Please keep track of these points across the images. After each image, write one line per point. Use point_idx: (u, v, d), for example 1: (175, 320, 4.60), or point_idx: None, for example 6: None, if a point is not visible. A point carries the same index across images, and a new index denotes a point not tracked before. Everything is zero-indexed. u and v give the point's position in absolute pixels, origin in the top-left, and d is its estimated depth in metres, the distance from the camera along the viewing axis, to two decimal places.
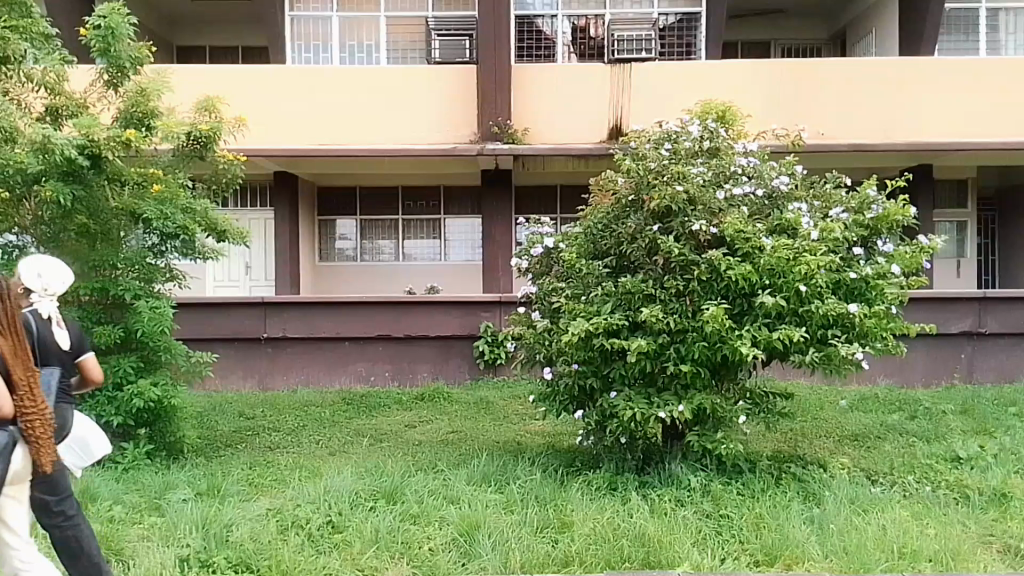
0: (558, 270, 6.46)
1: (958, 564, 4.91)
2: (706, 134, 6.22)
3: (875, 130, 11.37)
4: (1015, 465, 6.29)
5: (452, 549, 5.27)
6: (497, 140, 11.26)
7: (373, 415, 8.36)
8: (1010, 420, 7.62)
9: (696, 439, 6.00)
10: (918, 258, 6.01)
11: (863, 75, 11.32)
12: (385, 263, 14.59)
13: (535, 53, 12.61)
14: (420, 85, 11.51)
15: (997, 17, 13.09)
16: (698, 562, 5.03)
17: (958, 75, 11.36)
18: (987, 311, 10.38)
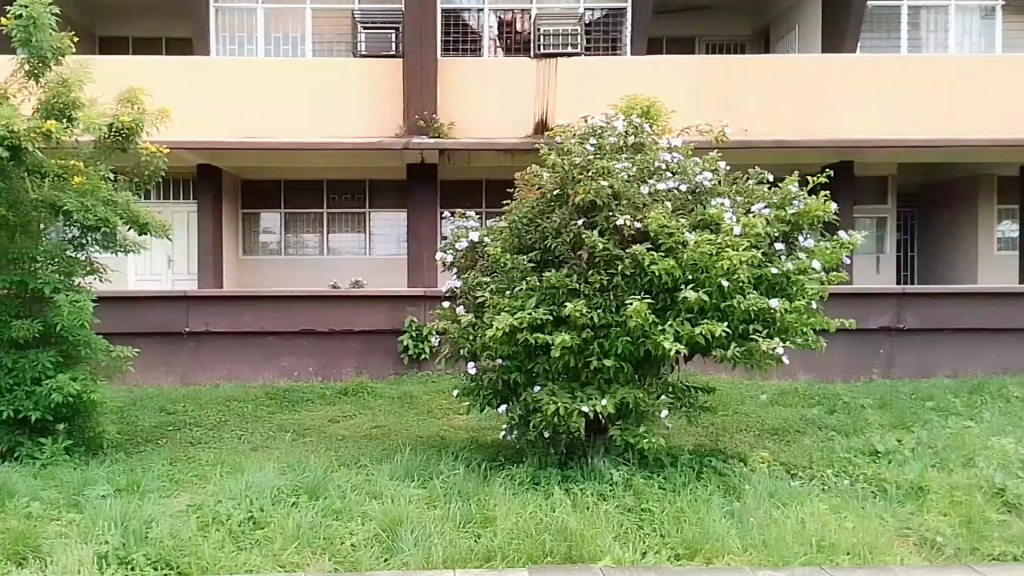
0: (484, 264, 6.41)
1: (875, 557, 4.96)
2: (631, 130, 6.20)
3: (805, 127, 11.45)
4: (932, 459, 6.34)
5: (374, 544, 5.22)
6: (422, 135, 11.17)
7: (295, 411, 8.28)
8: (927, 414, 7.73)
9: (618, 433, 5.98)
10: (838, 254, 5.93)
11: (796, 72, 11.41)
12: (309, 258, 14.51)
13: (461, 47, 12.56)
14: (355, 78, 11.44)
15: (918, 16, 13.22)
16: (619, 556, 5.05)
17: (892, 73, 11.46)
18: (906, 306, 10.49)
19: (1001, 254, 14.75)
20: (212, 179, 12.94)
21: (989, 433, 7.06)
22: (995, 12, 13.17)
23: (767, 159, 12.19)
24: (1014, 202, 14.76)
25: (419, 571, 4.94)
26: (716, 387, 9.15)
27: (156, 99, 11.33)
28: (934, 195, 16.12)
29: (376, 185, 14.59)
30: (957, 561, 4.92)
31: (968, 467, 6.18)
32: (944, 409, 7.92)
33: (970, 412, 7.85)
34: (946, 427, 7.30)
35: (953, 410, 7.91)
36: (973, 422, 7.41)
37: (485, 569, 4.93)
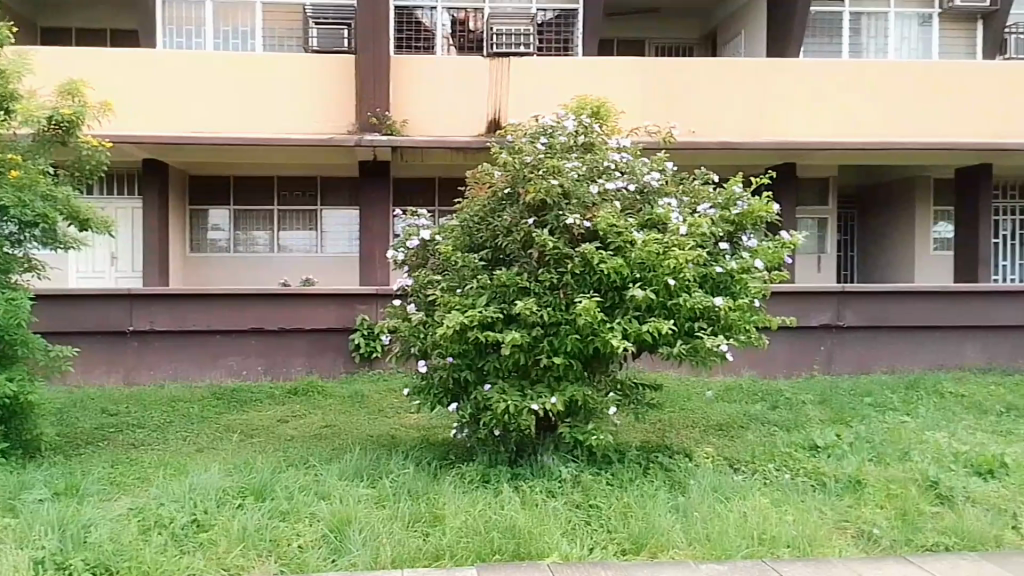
0: (435, 262, 6.40)
1: (815, 549, 5.08)
2: (581, 129, 6.26)
3: (753, 129, 11.71)
4: (869, 454, 6.54)
5: (322, 545, 5.16)
6: (374, 132, 11.06)
7: (243, 411, 8.17)
8: (865, 409, 7.98)
9: (567, 431, 6.04)
10: (780, 254, 6.08)
11: (745, 75, 11.69)
12: (259, 255, 14.31)
13: (414, 44, 12.52)
14: (305, 74, 11.32)
15: (859, 21, 13.61)
16: (566, 552, 5.09)
17: (841, 79, 11.81)
18: (845, 303, 10.79)
19: (937, 253, 15.24)
20: (159, 173, 12.69)
21: (924, 428, 7.32)
22: (932, 19, 13.63)
23: (719, 160, 12.42)
24: (949, 203, 15.24)
25: (367, 572, 4.90)
26: (663, 385, 9.28)
27: (98, 91, 11.07)
28: (873, 197, 16.62)
29: (330, 182, 14.48)
30: (893, 552, 5.06)
31: (903, 461, 6.39)
32: (881, 405, 8.18)
33: (906, 407, 8.13)
34: (883, 422, 7.55)
35: (889, 405, 8.19)
36: (908, 417, 7.67)
37: (434, 568, 4.92)
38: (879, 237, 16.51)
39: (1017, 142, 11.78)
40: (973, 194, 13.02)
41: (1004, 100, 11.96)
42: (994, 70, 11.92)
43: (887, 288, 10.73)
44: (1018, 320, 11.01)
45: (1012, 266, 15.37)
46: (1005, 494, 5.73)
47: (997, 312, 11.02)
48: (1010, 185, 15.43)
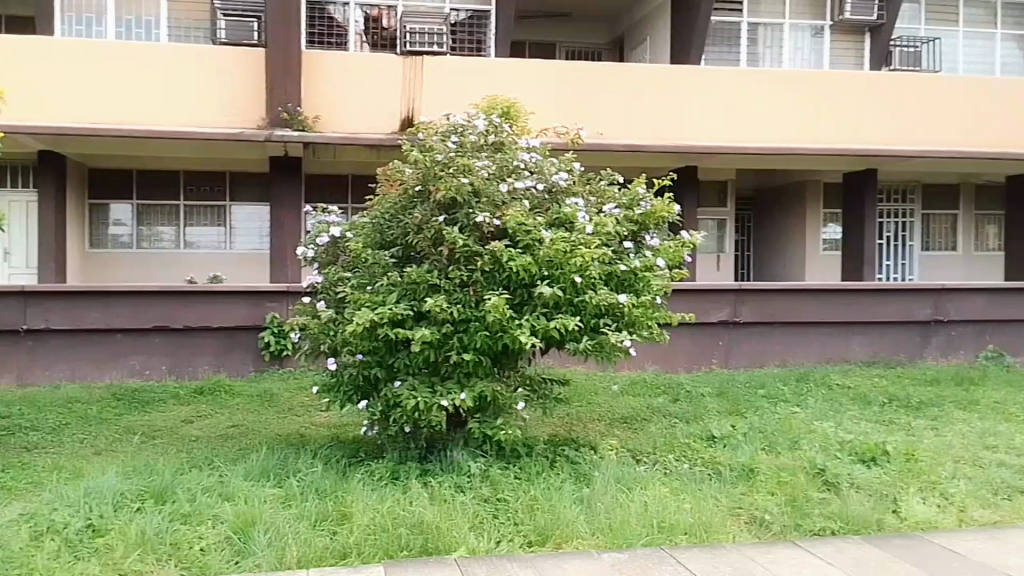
0: (346, 260, 6.37)
1: (710, 536, 5.31)
2: (491, 129, 6.35)
3: (671, 133, 12.15)
4: (762, 443, 6.88)
5: (225, 548, 5.04)
6: (285, 127, 10.90)
7: (147, 412, 7.98)
8: (758, 401, 8.43)
9: (477, 426, 6.11)
10: (680, 252, 6.33)
11: (659, 82, 12.09)
12: (164, 252, 13.93)
13: (326, 40, 12.46)
14: (211, 66, 11.05)
15: (756, 32, 14.24)
16: (473, 546, 5.16)
17: (758, 87, 12.36)
18: (742, 301, 11.26)
19: (827, 253, 16.05)
20: (53, 164, 12.11)
21: (813, 418, 7.79)
22: (824, 32, 14.38)
23: (638, 162, 12.83)
24: (836, 207, 16.12)
25: (271, 573, 4.82)
26: (571, 380, 9.50)
27: None
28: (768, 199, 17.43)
29: (240, 177, 14.19)
30: (782, 537, 5.33)
31: (793, 450, 6.75)
32: (774, 396, 8.64)
33: (796, 398, 8.64)
34: (776, 414, 7.97)
35: (780, 397, 8.66)
36: (797, 407, 8.16)
37: (339, 567, 4.89)
38: (774, 235, 17.21)
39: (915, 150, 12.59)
40: (858, 195, 13.81)
41: (903, 111, 12.74)
42: (895, 81, 12.68)
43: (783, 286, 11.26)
44: (904, 315, 11.72)
45: (895, 264, 16.32)
46: (887, 479, 6.09)
47: (886, 307, 11.70)
48: (894, 191, 16.45)
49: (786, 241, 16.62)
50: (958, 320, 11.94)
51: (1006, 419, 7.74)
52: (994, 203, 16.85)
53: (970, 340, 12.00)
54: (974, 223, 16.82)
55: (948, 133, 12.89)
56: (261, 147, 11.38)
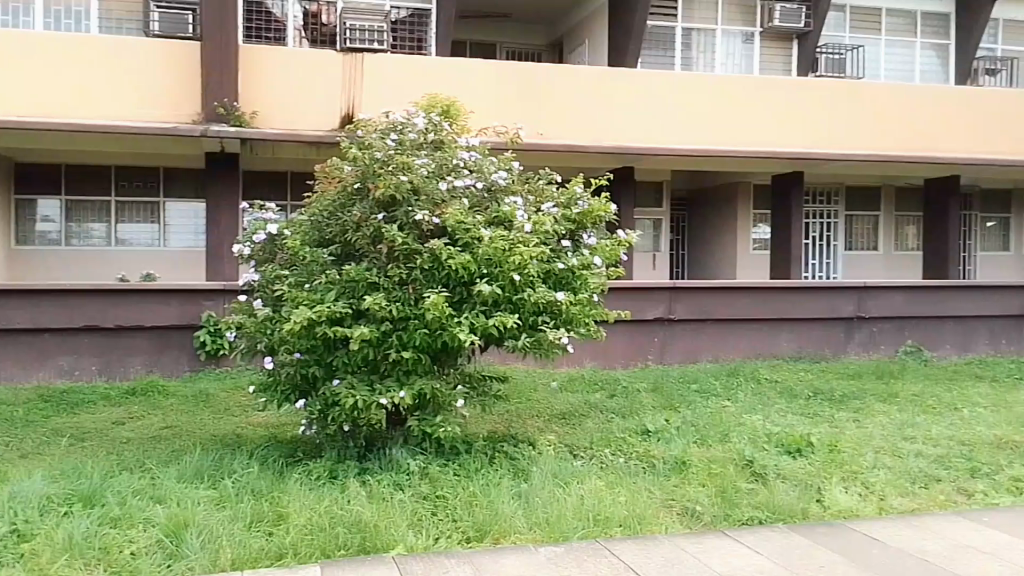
0: (283, 257, 6.30)
1: (643, 527, 5.45)
2: (431, 127, 6.38)
3: (619, 134, 12.38)
4: (693, 436, 7.10)
5: (157, 551, 4.92)
6: (221, 122, 10.67)
7: (77, 413, 7.75)
8: (691, 395, 8.70)
9: (416, 423, 6.12)
10: (616, 251, 6.48)
11: (599, 84, 12.28)
12: (95, 249, 13.53)
13: (265, 35, 12.27)
14: (140, 57, 10.71)
15: (691, 37, 14.56)
16: (411, 544, 5.17)
17: (700, 92, 12.71)
18: (676, 298, 11.54)
19: (756, 252, 16.58)
20: None
21: (743, 411, 8.11)
22: (755, 38, 14.83)
23: (581, 163, 13.02)
24: (766, 207, 16.62)
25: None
26: (511, 376, 9.62)
27: None
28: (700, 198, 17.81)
29: (173, 174, 13.87)
30: (712, 526, 5.51)
31: (723, 442, 6.99)
32: (705, 391, 8.95)
33: (726, 392, 8.96)
34: (708, 408, 8.25)
35: (711, 391, 8.96)
36: (728, 401, 8.47)
37: (275, 568, 4.83)
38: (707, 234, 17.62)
39: (851, 153, 13.13)
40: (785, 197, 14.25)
41: (837, 116, 13.27)
42: (830, 87, 13.21)
43: (713, 284, 11.58)
44: (828, 311, 12.20)
45: (820, 264, 16.93)
46: (811, 469, 6.35)
47: (812, 304, 12.15)
48: (819, 193, 17.07)
49: (720, 240, 17.02)
50: (879, 317, 12.44)
51: (923, 410, 8.16)
52: (913, 205, 17.67)
53: (890, 336, 12.53)
54: (893, 225, 17.54)
55: (882, 137, 13.46)
56: (197, 143, 11.09)
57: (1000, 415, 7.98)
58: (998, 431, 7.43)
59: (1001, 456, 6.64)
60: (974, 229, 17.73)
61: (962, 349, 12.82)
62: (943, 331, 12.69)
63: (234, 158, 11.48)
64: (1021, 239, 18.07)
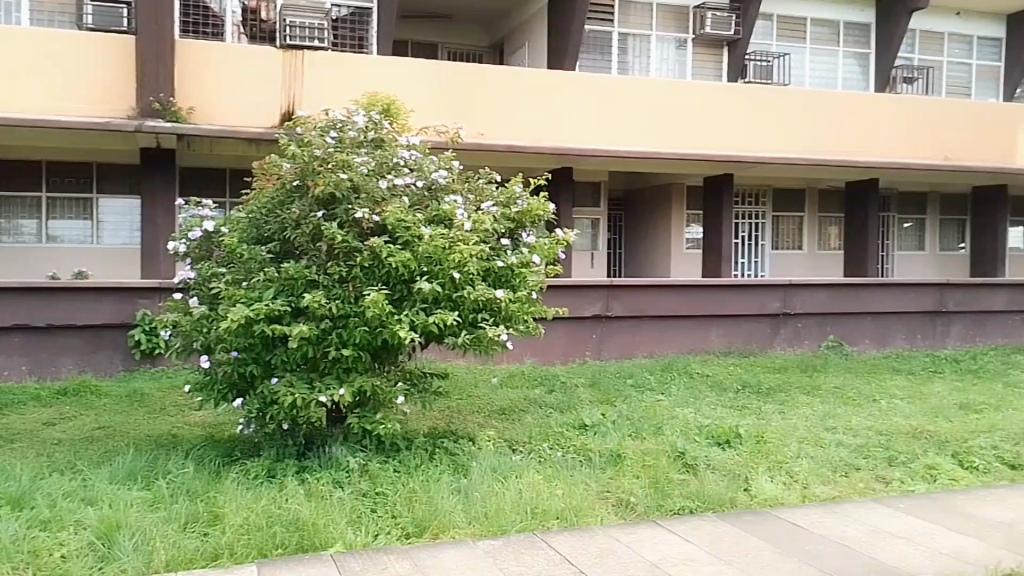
0: (220, 255, 6.26)
1: (579, 519, 5.59)
2: (371, 125, 6.41)
3: (565, 135, 12.62)
4: (628, 430, 7.33)
5: (87, 554, 4.81)
6: (157, 117, 10.47)
7: (5, 415, 7.53)
8: (626, 390, 8.98)
9: (356, 421, 6.13)
10: (554, 249, 6.63)
11: (541, 86, 12.47)
12: (25, 246, 13.10)
13: (202, 30, 12.05)
14: (72, 51, 10.43)
15: (626, 42, 14.87)
16: (350, 541, 5.17)
17: (642, 95, 13.06)
18: (612, 296, 11.80)
19: (690, 251, 17.03)
20: None
21: (675, 404, 8.44)
22: (687, 45, 15.18)
23: (524, 163, 13.22)
24: (699, 207, 17.09)
25: None
26: (453, 373, 9.78)
27: None
28: (636, 199, 18.22)
29: (110, 169, 13.54)
30: (646, 516, 5.69)
31: (657, 435, 7.23)
32: (641, 385, 9.26)
33: (660, 386, 9.29)
34: (642, 402, 8.54)
35: (646, 386, 9.27)
36: (662, 395, 8.78)
37: (210, 568, 4.76)
38: (643, 233, 18.00)
39: (788, 157, 13.68)
40: (716, 198, 14.64)
41: (772, 120, 13.82)
42: (766, 93, 13.76)
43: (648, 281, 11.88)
44: (755, 309, 12.65)
45: (748, 263, 17.48)
46: (739, 460, 6.61)
47: (737, 301, 12.60)
48: (748, 194, 17.57)
49: (654, 238, 17.45)
50: (804, 313, 12.95)
51: (846, 402, 8.57)
52: (835, 206, 18.37)
53: (812, 332, 13.04)
54: (817, 225, 18.21)
55: (817, 142, 14.09)
56: (132, 138, 10.84)
57: (916, 406, 8.44)
58: (914, 421, 7.86)
59: (916, 444, 7.02)
60: (891, 229, 18.58)
61: (880, 344, 13.40)
62: (861, 326, 13.25)
63: (172, 154, 11.30)
64: (936, 239, 18.98)
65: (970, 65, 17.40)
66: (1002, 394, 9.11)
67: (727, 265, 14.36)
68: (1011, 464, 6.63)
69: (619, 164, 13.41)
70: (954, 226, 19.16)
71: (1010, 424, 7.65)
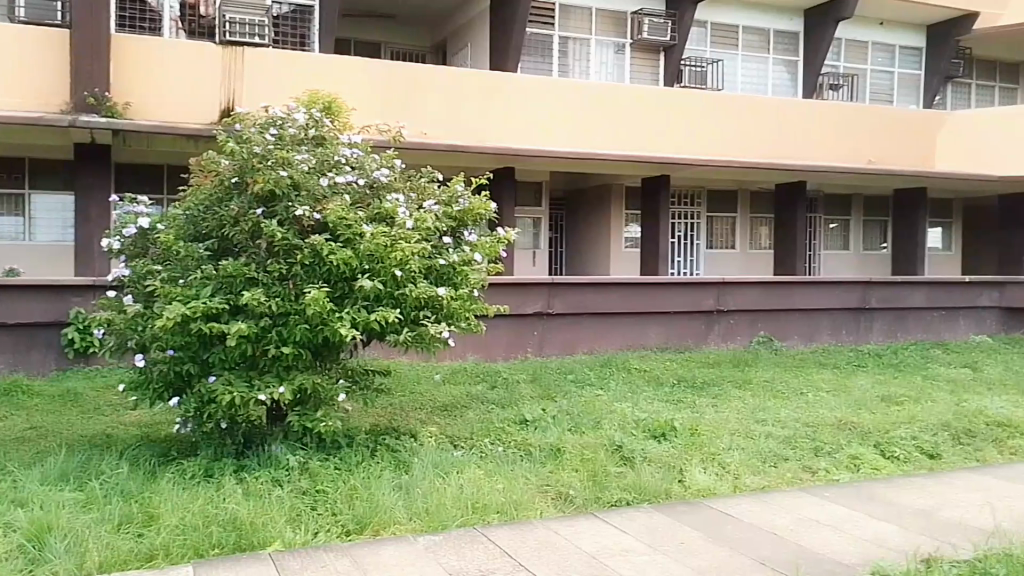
0: (156, 252, 6.19)
1: (519, 513, 5.68)
2: (311, 123, 6.44)
3: (507, 136, 12.83)
4: (568, 425, 7.50)
5: (15, 557, 4.66)
6: (91, 113, 10.23)
7: None
8: (566, 385, 9.19)
9: (296, 419, 6.13)
10: (496, 248, 6.75)
11: (484, 87, 12.64)
12: None
13: (138, 25, 11.80)
14: (4, 43, 10.15)
15: (567, 45, 15.03)
16: (289, 539, 5.13)
17: (584, 98, 13.37)
18: (553, 293, 11.98)
19: (629, 250, 17.38)
20: None
21: (614, 399, 8.67)
22: (625, 49, 15.52)
23: (468, 163, 13.34)
24: (637, 207, 17.48)
25: None
26: (396, 370, 9.86)
27: None
28: (577, 199, 18.45)
29: (44, 164, 13.19)
30: (583, 508, 5.82)
31: (596, 429, 7.42)
32: (581, 381, 9.50)
33: (599, 381, 9.54)
34: (581, 396, 8.75)
35: (586, 381, 9.49)
36: (600, 390, 9.01)
37: (145, 569, 4.67)
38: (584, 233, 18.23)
39: (727, 160, 14.14)
40: (652, 199, 14.96)
41: (710, 124, 14.29)
42: (704, 98, 14.23)
43: (589, 279, 12.10)
44: (689, 306, 13.02)
45: (684, 261, 17.88)
46: (674, 452, 6.82)
47: (675, 299, 12.95)
48: (683, 195, 18.01)
49: (594, 237, 17.73)
50: (736, 310, 13.42)
51: (774, 396, 8.91)
52: (764, 207, 18.92)
53: (744, 328, 13.52)
54: (749, 225, 18.73)
55: (755, 145, 14.60)
56: (65, 133, 10.57)
57: (841, 399, 8.81)
58: (840, 413, 8.21)
59: (840, 435, 7.33)
60: (818, 230, 19.19)
61: (808, 339, 14.01)
62: (788, 322, 13.75)
63: (107, 151, 11.09)
64: (860, 240, 19.73)
65: (891, 74, 18.13)
66: (923, 387, 9.58)
67: (663, 264, 14.70)
68: (929, 454, 7.00)
69: (565, 165, 13.63)
70: (876, 226, 19.97)
71: (928, 415, 8.05)
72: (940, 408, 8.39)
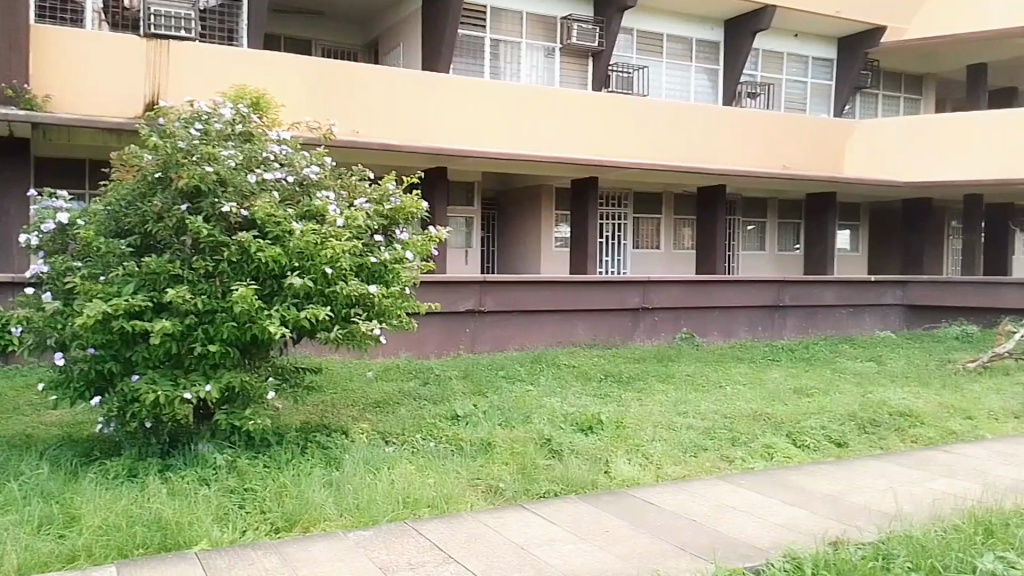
0: (76, 248, 6.09)
1: (450, 506, 5.78)
2: (238, 118, 6.44)
3: (443, 137, 12.97)
4: (498, 419, 7.70)
5: None
6: (9, 104, 9.83)
7: None
8: (496, 381, 9.38)
9: (223, 417, 6.11)
10: (427, 246, 6.88)
11: (419, 87, 12.74)
12: None
13: (59, 15, 11.40)
14: None
15: (498, 48, 15.18)
16: (216, 538, 5.09)
17: (517, 100, 13.62)
18: (486, 292, 12.16)
19: (558, 249, 17.69)
20: None
21: (544, 393, 8.91)
22: (555, 53, 15.80)
23: (406, 162, 13.35)
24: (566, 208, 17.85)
25: None
26: (328, 368, 9.86)
27: None
28: (507, 200, 18.70)
29: None
30: (513, 500, 5.97)
31: (525, 423, 7.65)
32: (512, 376, 9.70)
33: (529, 377, 9.77)
34: (512, 392, 8.95)
35: (517, 377, 9.70)
36: (529, 385, 9.25)
37: (66, 570, 4.58)
38: (514, 233, 18.46)
39: (658, 163, 14.62)
40: (582, 201, 15.29)
41: (641, 128, 14.77)
42: (635, 103, 14.70)
43: (521, 278, 12.34)
44: (617, 304, 13.42)
45: (611, 261, 18.27)
46: (601, 444, 7.10)
47: (605, 297, 13.32)
48: (610, 197, 18.42)
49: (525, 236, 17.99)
50: (661, 307, 13.89)
51: (694, 389, 9.30)
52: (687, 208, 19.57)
53: (669, 324, 14.03)
54: (672, 226, 19.32)
55: (685, 150, 15.18)
56: None
57: (757, 391, 9.26)
58: (756, 404, 8.62)
59: (755, 426, 7.73)
60: (736, 232, 19.86)
61: (728, 334, 14.66)
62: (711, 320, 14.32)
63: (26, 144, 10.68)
64: (775, 241, 20.55)
65: (804, 83, 18.93)
66: (832, 379, 10.17)
67: (591, 264, 15.05)
68: (837, 443, 7.43)
69: (503, 165, 13.83)
70: (790, 229, 20.89)
71: (836, 407, 8.55)
72: (847, 399, 8.90)
